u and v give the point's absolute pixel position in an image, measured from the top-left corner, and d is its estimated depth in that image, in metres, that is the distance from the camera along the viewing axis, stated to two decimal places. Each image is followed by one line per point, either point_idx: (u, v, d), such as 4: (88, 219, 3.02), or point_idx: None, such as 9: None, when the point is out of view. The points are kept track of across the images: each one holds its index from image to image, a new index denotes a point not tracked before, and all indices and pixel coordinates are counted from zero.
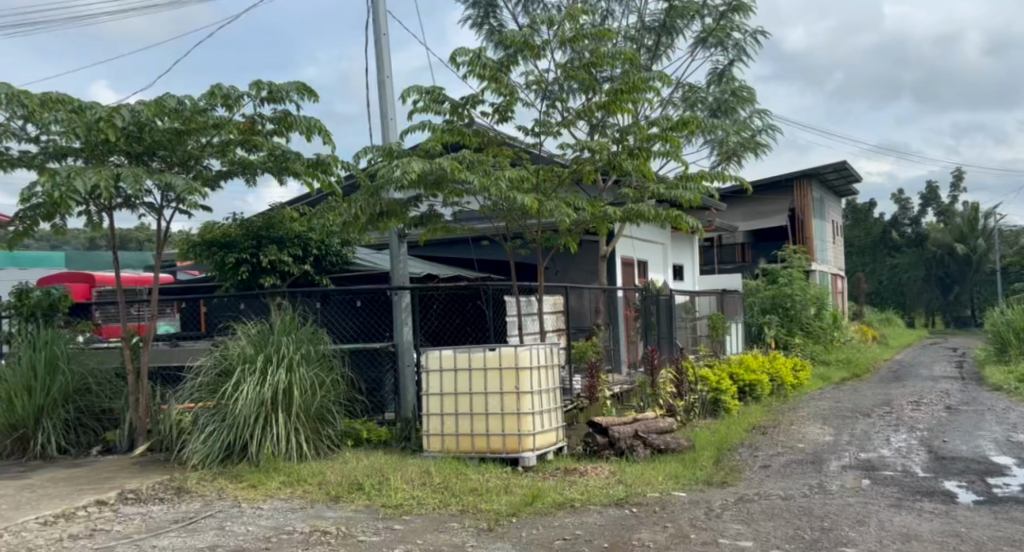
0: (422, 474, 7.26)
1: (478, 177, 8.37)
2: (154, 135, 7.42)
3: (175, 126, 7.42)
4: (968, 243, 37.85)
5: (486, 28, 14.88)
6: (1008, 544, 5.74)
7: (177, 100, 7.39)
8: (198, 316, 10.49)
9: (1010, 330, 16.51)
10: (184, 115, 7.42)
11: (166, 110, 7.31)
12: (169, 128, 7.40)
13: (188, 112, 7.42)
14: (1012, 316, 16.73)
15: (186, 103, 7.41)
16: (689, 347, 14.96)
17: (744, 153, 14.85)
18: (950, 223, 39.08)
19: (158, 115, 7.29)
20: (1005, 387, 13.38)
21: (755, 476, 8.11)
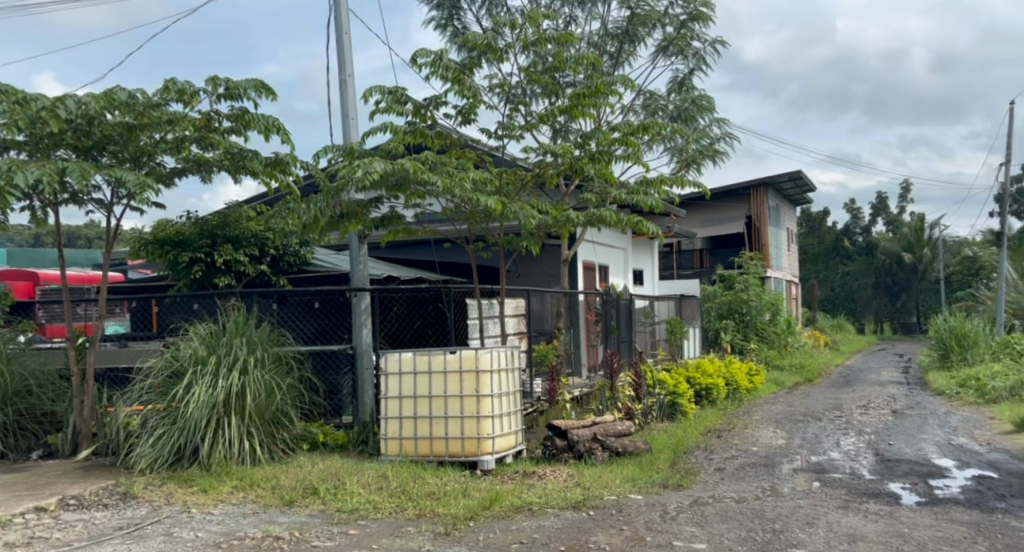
0: (379, 479, 7.25)
1: (441, 178, 8.39)
2: (104, 129, 7.31)
3: (126, 120, 7.32)
4: (914, 253, 38.57)
5: (449, 30, 14.91)
6: (948, 544, 5.91)
7: (129, 94, 7.29)
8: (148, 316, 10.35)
9: (952, 336, 16.92)
10: (136, 109, 7.36)
11: (116, 104, 7.17)
12: (119, 122, 7.31)
13: (140, 106, 7.37)
14: (954, 323, 17.18)
15: (138, 97, 7.33)
16: (648, 351, 15.10)
17: (703, 161, 15.07)
18: (898, 233, 39.75)
19: (107, 108, 7.13)
20: (947, 392, 13.73)
21: (709, 479, 8.24)
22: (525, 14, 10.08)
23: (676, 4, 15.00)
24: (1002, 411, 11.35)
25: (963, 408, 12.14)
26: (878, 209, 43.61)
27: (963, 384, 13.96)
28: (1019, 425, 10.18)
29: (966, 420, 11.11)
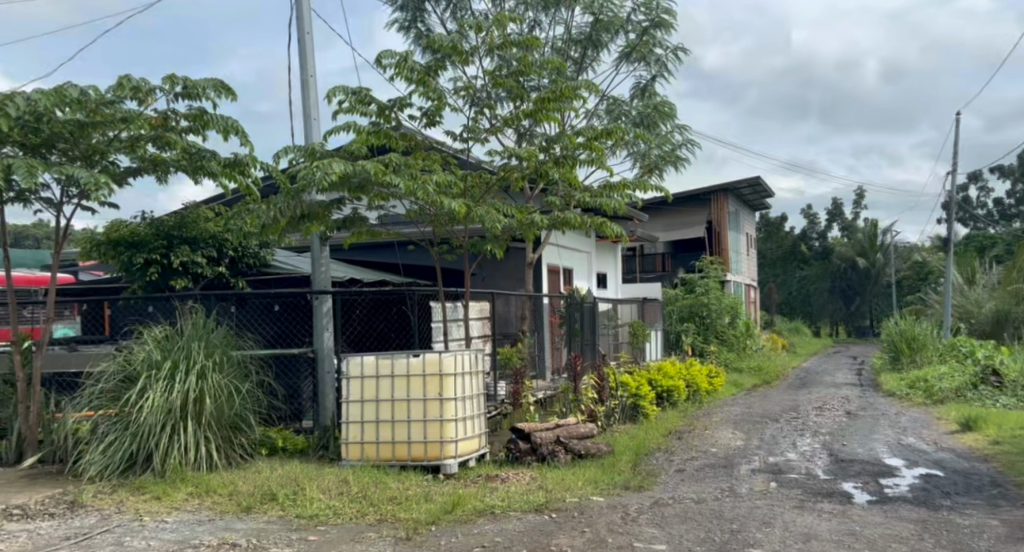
0: (339, 484, 7.24)
1: (404, 181, 8.41)
2: (53, 126, 7.20)
3: (77, 117, 7.23)
4: (868, 258, 39.34)
5: (413, 32, 14.90)
6: (897, 541, 6.06)
7: (80, 91, 7.21)
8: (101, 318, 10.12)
9: (903, 338, 17.33)
10: (88, 106, 7.28)
11: (67, 100, 7.07)
12: (70, 120, 7.21)
13: (92, 103, 7.30)
14: (905, 326, 17.58)
15: (90, 94, 7.27)
16: (611, 353, 15.21)
17: (665, 166, 15.25)
18: (852, 238, 40.52)
19: (58, 105, 7.05)
20: (897, 393, 14.09)
21: (669, 480, 8.35)
22: (491, 17, 10.15)
23: (639, 11, 15.17)
24: (948, 412, 11.66)
25: (912, 408, 12.48)
26: (833, 215, 44.38)
27: (912, 385, 14.32)
28: (966, 425, 10.46)
29: (915, 420, 11.39)
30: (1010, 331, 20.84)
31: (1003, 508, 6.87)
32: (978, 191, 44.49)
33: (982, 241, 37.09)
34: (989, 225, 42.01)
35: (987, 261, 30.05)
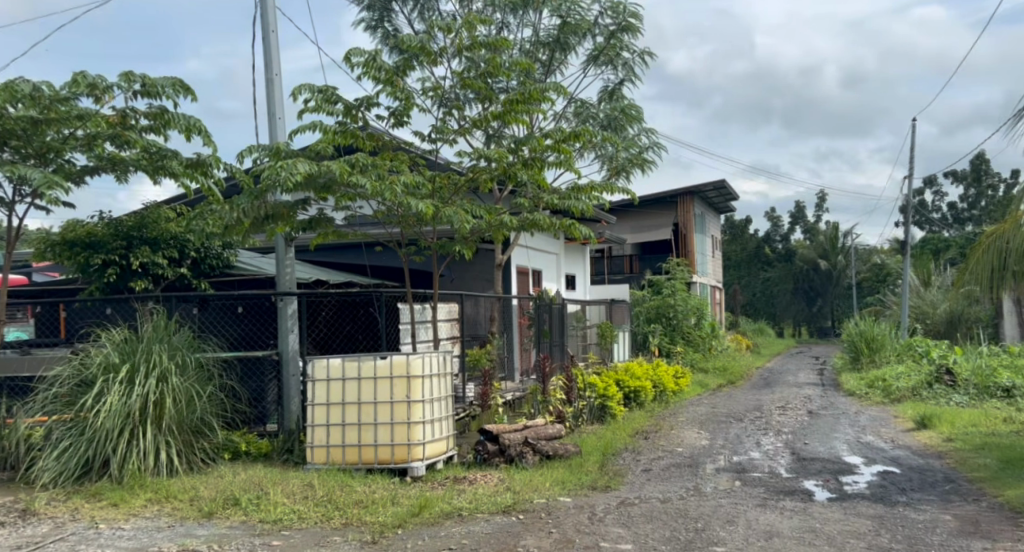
0: (304, 488, 7.20)
1: (370, 182, 8.38)
2: (6, 122, 7.09)
3: (31, 114, 7.15)
4: (829, 260, 39.80)
5: (380, 32, 14.84)
6: (855, 537, 6.16)
7: (33, 86, 7.18)
8: (55, 320, 9.90)
9: (862, 339, 17.59)
10: (42, 103, 7.20)
11: (18, 95, 7.08)
12: (24, 116, 7.12)
13: (46, 99, 7.22)
14: (864, 327, 17.85)
15: (43, 90, 7.21)
16: (579, 354, 15.26)
17: (633, 169, 15.34)
18: (814, 240, 41.03)
19: (11, 101, 7.02)
20: (857, 392, 14.31)
21: (636, 480, 8.40)
22: (461, 19, 10.18)
23: (606, 15, 15.24)
24: (905, 411, 11.85)
25: (871, 407, 12.68)
26: (796, 218, 44.91)
27: (872, 385, 14.57)
28: (922, 423, 10.65)
29: (874, 419, 11.52)
30: (962, 331, 22.24)
31: (957, 504, 7.00)
32: (933, 195, 45.31)
33: (937, 245, 37.83)
34: (943, 228, 42.82)
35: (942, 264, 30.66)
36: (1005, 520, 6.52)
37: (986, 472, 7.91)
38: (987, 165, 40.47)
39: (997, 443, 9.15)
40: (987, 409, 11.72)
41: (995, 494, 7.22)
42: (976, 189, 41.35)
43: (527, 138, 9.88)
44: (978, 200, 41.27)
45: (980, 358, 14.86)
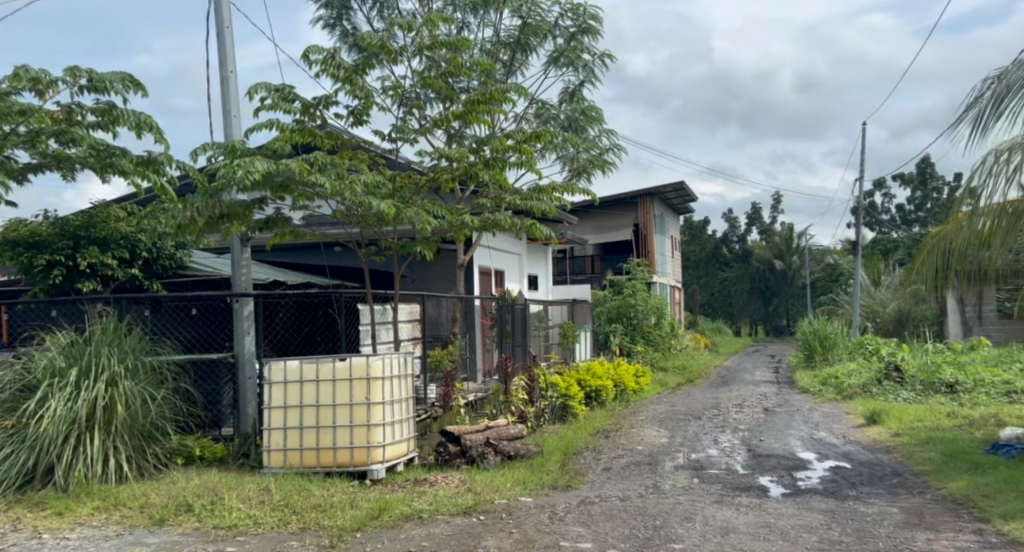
0: (260, 493, 7.11)
1: (329, 181, 8.32)
2: None
3: None
4: (784, 260, 40.32)
5: (338, 31, 14.71)
6: (807, 531, 6.25)
7: None
8: None
9: (816, 338, 17.87)
10: None
11: None
12: None
13: None
14: (818, 325, 18.15)
15: None
16: (541, 354, 15.28)
17: (594, 170, 15.43)
18: (769, 240, 41.57)
19: None
20: (811, 390, 14.53)
21: (597, 479, 8.43)
22: (422, 18, 10.14)
23: (567, 16, 15.28)
24: (856, 407, 12.07)
25: (825, 404, 12.89)
26: (753, 218, 45.47)
27: (824, 383, 14.82)
28: (872, 419, 10.85)
29: (827, 416, 11.69)
30: (910, 329, 22.82)
31: (904, 496, 7.14)
32: (882, 197, 46.19)
33: (886, 245, 38.64)
34: (893, 230, 43.67)
35: (891, 264, 31.36)
36: (949, 512, 6.67)
37: (931, 465, 8.08)
38: (933, 168, 41.44)
39: (941, 436, 9.36)
40: (932, 405, 11.99)
41: (940, 486, 7.38)
42: (922, 192, 42.35)
43: (489, 138, 9.86)
44: (925, 202, 42.24)
45: (927, 356, 15.21)
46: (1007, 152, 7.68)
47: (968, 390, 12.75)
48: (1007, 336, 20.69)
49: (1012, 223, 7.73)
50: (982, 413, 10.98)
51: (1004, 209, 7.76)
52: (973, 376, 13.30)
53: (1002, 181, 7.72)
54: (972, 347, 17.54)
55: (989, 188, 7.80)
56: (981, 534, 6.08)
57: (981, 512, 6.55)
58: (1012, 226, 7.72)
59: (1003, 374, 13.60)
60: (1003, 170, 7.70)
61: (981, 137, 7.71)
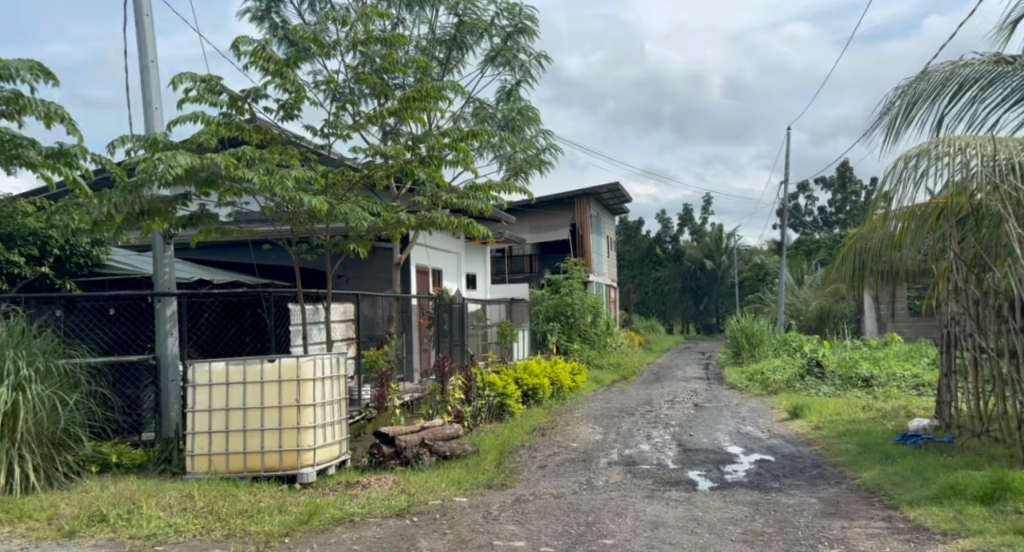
0: (182, 499, 6.84)
1: (257, 176, 8.06)
2: None
3: None
4: (714, 260, 40.97)
5: (267, 23, 14.32)
6: (733, 523, 6.27)
7: None
8: None
9: (743, 334, 18.20)
10: None
11: None
12: None
13: None
14: (744, 322, 18.49)
15: None
16: (479, 353, 15.16)
17: (531, 170, 15.40)
18: (700, 240, 42.20)
19: None
20: (738, 386, 14.77)
21: (531, 476, 8.36)
22: (357, 12, 9.94)
23: (503, 16, 15.21)
24: (780, 402, 12.27)
25: (752, 399, 13.09)
26: (685, 219, 46.13)
27: (751, 378, 15.10)
28: (795, 414, 11.05)
29: (753, 410, 11.87)
30: (830, 326, 23.45)
31: (822, 487, 7.24)
32: (805, 200, 47.36)
33: (809, 246, 39.64)
34: (815, 231, 44.78)
35: (811, 264, 32.27)
36: (863, 500, 6.78)
37: (847, 456, 8.23)
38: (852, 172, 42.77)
39: (857, 428, 9.55)
40: (849, 399, 12.27)
41: (855, 476, 7.51)
42: (841, 195, 43.58)
43: (425, 135, 9.70)
44: (844, 205, 43.48)
45: (845, 352, 15.62)
46: (915, 158, 7.43)
47: (883, 384, 13.08)
48: (917, 332, 21.39)
49: (920, 226, 7.85)
50: (895, 405, 11.27)
51: (914, 213, 7.85)
52: (887, 371, 13.65)
53: (910, 187, 7.48)
54: (886, 343, 18.09)
55: (900, 193, 7.59)
56: (891, 521, 6.19)
57: (891, 499, 6.68)
58: (919, 229, 7.85)
59: (914, 368, 14.02)
60: (911, 175, 7.44)
61: (893, 143, 7.82)
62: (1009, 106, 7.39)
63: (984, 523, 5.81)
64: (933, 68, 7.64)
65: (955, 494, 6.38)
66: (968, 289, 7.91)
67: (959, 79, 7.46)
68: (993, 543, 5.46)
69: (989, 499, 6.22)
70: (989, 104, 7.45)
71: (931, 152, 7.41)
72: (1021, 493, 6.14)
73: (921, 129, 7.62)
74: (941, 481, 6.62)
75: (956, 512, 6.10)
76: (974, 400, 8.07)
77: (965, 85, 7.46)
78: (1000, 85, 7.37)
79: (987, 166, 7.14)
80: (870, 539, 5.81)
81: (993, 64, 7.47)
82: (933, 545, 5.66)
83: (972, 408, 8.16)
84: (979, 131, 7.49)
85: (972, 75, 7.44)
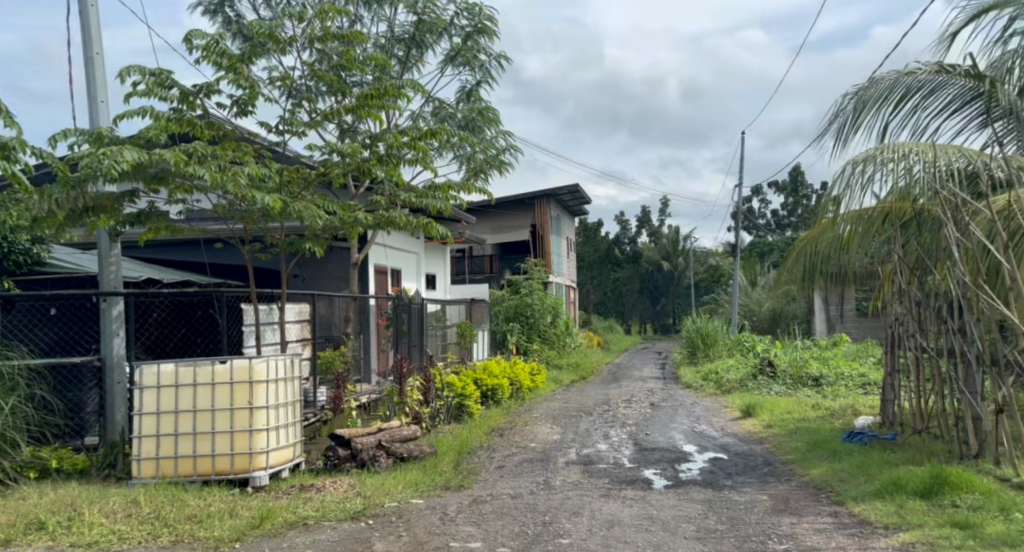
0: (127, 505, 6.61)
1: (209, 173, 7.83)
2: None
3: None
4: (671, 261, 41.28)
5: (221, 17, 14.00)
6: (687, 521, 6.23)
7: None
8: None
9: (698, 334, 18.31)
10: None
11: None
12: None
13: None
14: (699, 323, 18.61)
15: None
16: (438, 354, 15.00)
17: (490, 170, 15.30)
18: (658, 242, 42.47)
19: None
20: (692, 385, 14.83)
21: (489, 477, 8.25)
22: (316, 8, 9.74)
23: (462, 15, 15.04)
24: (735, 401, 12.34)
25: (706, 398, 13.14)
26: (643, 221, 46.40)
27: (705, 378, 15.20)
28: (747, 412, 11.09)
29: (708, 409, 11.91)
30: (782, 327, 23.74)
31: (773, 484, 7.24)
32: (759, 203, 47.91)
33: (763, 248, 40.13)
34: (768, 233, 45.33)
35: (764, 266, 32.64)
36: (810, 497, 6.79)
37: (797, 454, 8.27)
38: (804, 176, 43.41)
39: (808, 426, 9.61)
40: (800, 397, 12.38)
41: (804, 473, 7.53)
42: (793, 199, 44.17)
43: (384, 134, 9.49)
44: (796, 208, 44.07)
45: (797, 352, 15.78)
46: (861, 164, 7.39)
47: (832, 383, 13.22)
48: (864, 332, 21.70)
49: (867, 229, 7.94)
50: (843, 403, 11.38)
51: (860, 216, 7.91)
52: (836, 370, 13.81)
53: (857, 192, 7.44)
54: (835, 343, 18.33)
55: (848, 198, 7.55)
56: (837, 516, 6.20)
57: (837, 495, 6.70)
58: (866, 233, 7.94)
59: (862, 368, 14.22)
60: (858, 181, 7.41)
61: (842, 149, 7.82)
62: (950, 113, 7.56)
63: (924, 516, 5.86)
64: (879, 75, 7.67)
65: (898, 489, 6.42)
66: (911, 290, 7.92)
67: (903, 87, 7.51)
68: (931, 536, 5.51)
69: (929, 493, 6.26)
70: (932, 112, 7.56)
71: (877, 157, 7.37)
72: (958, 487, 6.18)
73: (867, 135, 7.63)
74: (884, 477, 6.66)
75: (897, 507, 6.14)
76: (916, 397, 8.12)
77: (909, 94, 7.54)
78: (941, 93, 7.54)
79: (929, 172, 7.13)
80: (817, 535, 5.80)
81: (934, 73, 7.55)
82: (876, 538, 5.68)
83: (915, 406, 8.21)
84: (922, 139, 7.55)
85: (915, 84, 7.52)
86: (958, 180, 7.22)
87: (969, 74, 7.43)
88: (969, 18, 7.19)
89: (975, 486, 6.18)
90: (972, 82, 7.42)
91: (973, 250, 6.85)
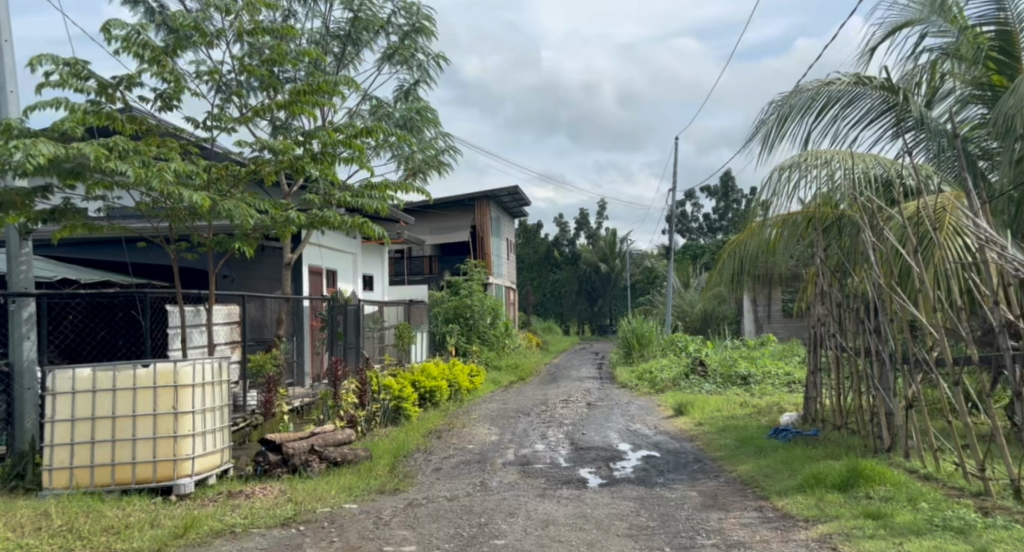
0: (35, 518, 6.21)
1: (132, 168, 7.43)
2: None
3: None
4: (608, 263, 41.57)
5: (145, 8, 13.47)
6: (620, 519, 6.12)
7: None
8: None
9: (633, 334, 18.35)
10: None
11: None
12: None
13: None
14: (635, 323, 18.66)
15: None
16: (375, 356, 14.69)
17: (428, 170, 15.06)
18: (596, 244, 42.68)
19: None
20: (627, 385, 14.82)
21: (426, 480, 8.04)
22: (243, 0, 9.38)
23: (399, 14, 14.77)
24: (668, 399, 12.36)
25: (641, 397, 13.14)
26: (581, 223, 46.57)
27: (640, 377, 15.22)
28: (680, 411, 11.08)
29: (642, 408, 11.90)
30: (712, 327, 24.03)
31: (702, 481, 7.19)
32: (692, 205, 48.55)
33: (695, 250, 40.69)
34: (701, 236, 45.96)
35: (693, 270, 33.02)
36: (738, 492, 6.74)
37: (726, 451, 8.24)
38: (734, 181, 44.21)
39: (737, 424, 9.63)
40: (731, 396, 12.46)
41: (732, 469, 7.50)
42: (724, 202, 44.89)
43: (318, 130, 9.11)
44: (727, 211, 44.79)
45: (727, 351, 15.94)
46: (787, 171, 7.47)
47: (759, 382, 13.32)
48: (790, 332, 22.09)
49: (792, 233, 8.04)
50: (770, 401, 11.47)
51: (786, 221, 8.06)
52: (764, 369, 13.97)
53: (783, 199, 7.50)
54: (763, 342, 18.61)
55: (775, 204, 7.60)
56: (762, 511, 6.15)
57: (762, 490, 6.66)
58: (791, 237, 8.04)
59: (787, 366, 14.42)
60: (784, 188, 7.48)
61: (768, 156, 7.86)
62: (867, 123, 7.59)
63: (841, 508, 5.85)
64: (802, 85, 7.70)
65: (818, 483, 6.41)
66: (833, 292, 7.88)
67: (824, 97, 7.56)
68: (846, 527, 5.50)
69: (846, 486, 6.28)
70: (850, 122, 7.61)
71: (801, 164, 7.46)
72: (873, 480, 6.20)
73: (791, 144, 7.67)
74: (807, 471, 6.65)
75: (818, 500, 6.12)
76: (837, 395, 8.18)
77: (829, 104, 7.58)
78: (858, 104, 7.58)
79: (849, 178, 7.20)
80: (743, 529, 5.74)
81: (853, 84, 7.62)
82: (798, 531, 5.64)
83: (835, 402, 8.27)
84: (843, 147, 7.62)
85: (835, 94, 7.57)
86: (875, 185, 7.36)
87: (883, 87, 7.51)
88: (885, 34, 7.38)
89: (887, 478, 6.19)
90: (887, 95, 7.48)
91: (886, 254, 6.84)
